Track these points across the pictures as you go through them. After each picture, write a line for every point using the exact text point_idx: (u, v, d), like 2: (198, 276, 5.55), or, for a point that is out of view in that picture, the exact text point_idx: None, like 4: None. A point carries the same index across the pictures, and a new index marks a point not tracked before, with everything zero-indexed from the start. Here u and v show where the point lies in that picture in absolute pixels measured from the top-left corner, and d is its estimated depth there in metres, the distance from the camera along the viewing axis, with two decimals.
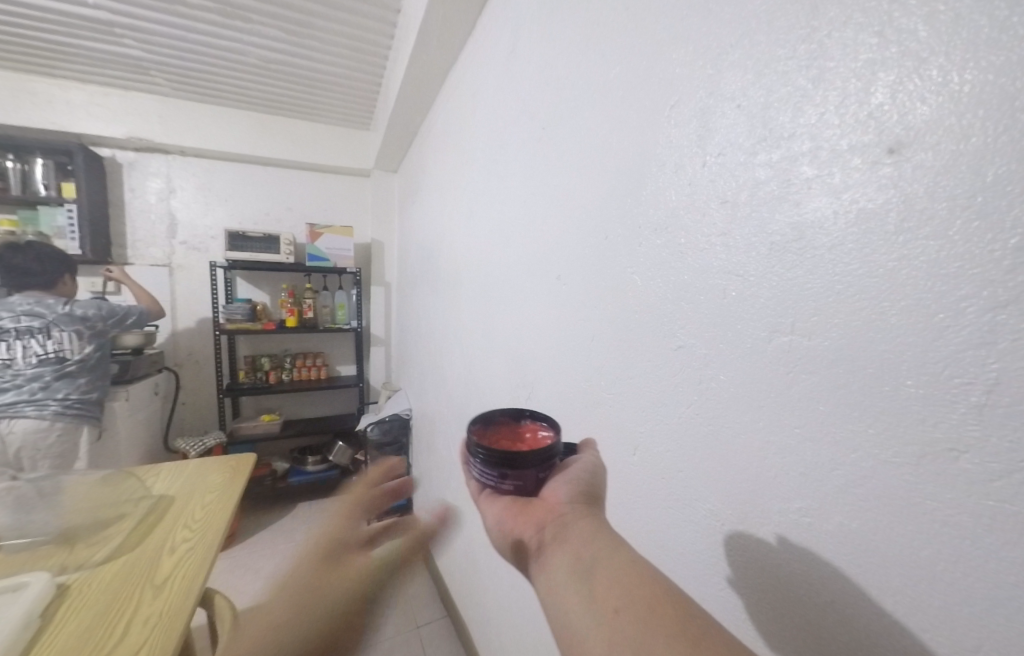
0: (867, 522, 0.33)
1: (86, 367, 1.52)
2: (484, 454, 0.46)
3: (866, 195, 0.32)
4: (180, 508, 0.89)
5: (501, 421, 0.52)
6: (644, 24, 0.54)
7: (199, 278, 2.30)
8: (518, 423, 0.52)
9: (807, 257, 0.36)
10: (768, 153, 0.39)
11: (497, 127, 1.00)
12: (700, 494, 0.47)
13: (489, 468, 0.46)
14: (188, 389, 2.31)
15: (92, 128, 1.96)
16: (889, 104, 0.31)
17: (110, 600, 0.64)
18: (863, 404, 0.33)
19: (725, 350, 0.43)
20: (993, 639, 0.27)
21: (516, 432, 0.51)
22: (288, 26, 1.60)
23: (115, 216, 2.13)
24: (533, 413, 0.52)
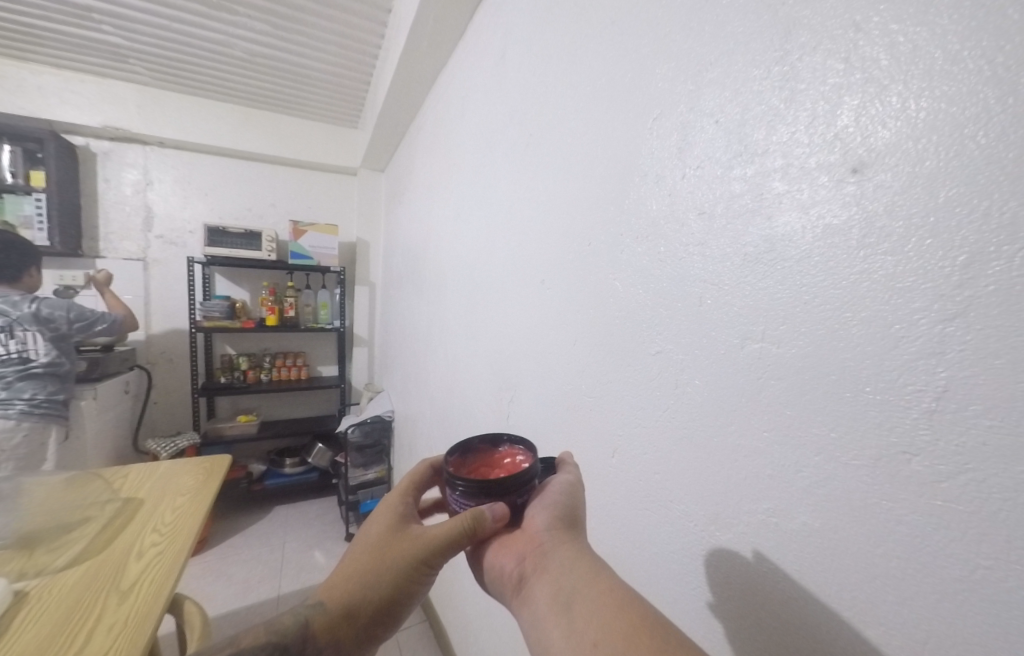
0: (827, 521, 0.34)
1: (53, 371, 1.46)
2: (462, 485, 0.46)
3: (831, 210, 0.34)
4: (149, 511, 0.86)
5: (479, 450, 0.52)
6: (629, 37, 0.55)
7: (175, 274, 2.24)
8: (495, 450, 0.53)
9: (776, 267, 0.38)
10: (743, 168, 0.41)
11: (485, 131, 1.02)
12: (674, 495, 0.48)
13: (467, 499, 0.46)
14: (160, 387, 2.24)
15: (65, 116, 1.89)
16: (853, 126, 0.33)
17: (71, 608, 0.62)
18: (828, 414, 0.35)
19: (700, 357, 0.45)
20: (935, 631, 0.29)
21: (493, 461, 0.51)
22: (275, 21, 1.58)
23: (87, 207, 2.06)
24: (510, 439, 0.52)
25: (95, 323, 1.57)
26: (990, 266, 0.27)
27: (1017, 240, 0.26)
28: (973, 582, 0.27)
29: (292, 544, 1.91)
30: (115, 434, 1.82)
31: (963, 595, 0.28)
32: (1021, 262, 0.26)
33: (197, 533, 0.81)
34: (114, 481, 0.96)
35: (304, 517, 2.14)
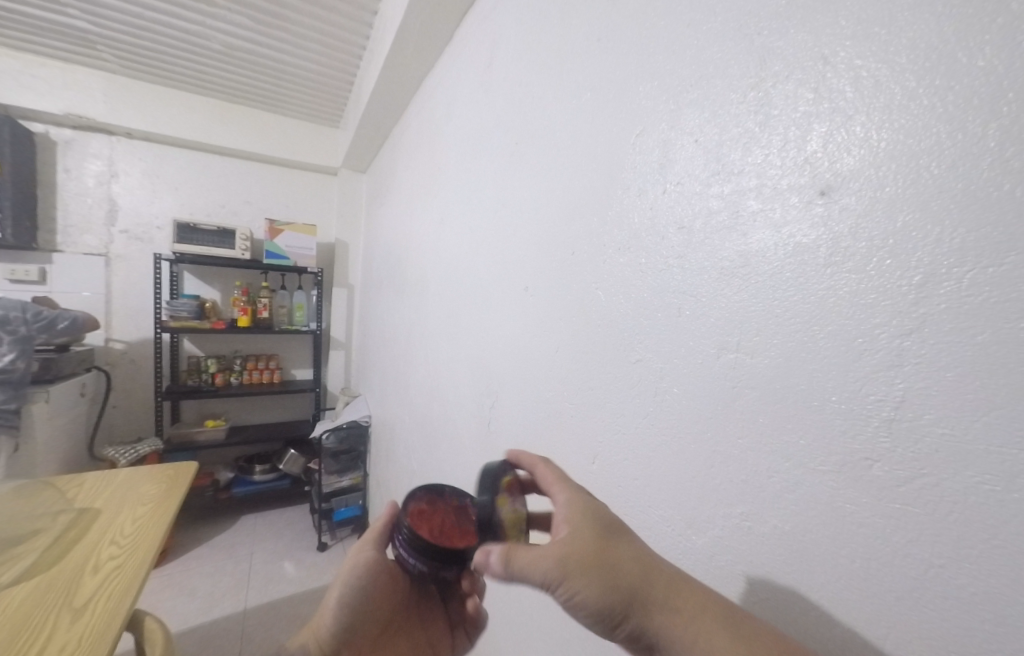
0: (797, 525, 0.36)
1: (4, 379, 1.36)
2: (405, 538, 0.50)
3: (801, 230, 0.37)
4: (107, 522, 0.82)
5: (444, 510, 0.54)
6: (615, 52, 0.57)
7: (140, 271, 2.15)
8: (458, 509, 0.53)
9: (751, 281, 0.40)
10: (720, 186, 0.43)
11: (470, 138, 1.02)
12: (651, 501, 0.49)
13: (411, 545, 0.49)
14: (120, 389, 2.14)
15: (24, 101, 1.80)
16: (821, 151, 0.36)
17: (17, 628, 0.58)
18: (797, 421, 0.36)
19: (678, 364, 0.46)
20: (892, 623, 0.31)
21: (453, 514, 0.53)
22: (256, 16, 1.55)
23: (45, 198, 1.95)
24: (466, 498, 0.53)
25: (56, 323, 1.52)
26: (942, 287, 0.29)
27: (965, 264, 0.28)
28: (925, 579, 0.29)
29: (260, 554, 1.85)
30: (69, 438, 1.72)
31: (917, 591, 0.30)
32: (969, 284, 0.28)
33: (159, 544, 0.78)
34: (67, 489, 0.91)
35: (273, 526, 2.07)
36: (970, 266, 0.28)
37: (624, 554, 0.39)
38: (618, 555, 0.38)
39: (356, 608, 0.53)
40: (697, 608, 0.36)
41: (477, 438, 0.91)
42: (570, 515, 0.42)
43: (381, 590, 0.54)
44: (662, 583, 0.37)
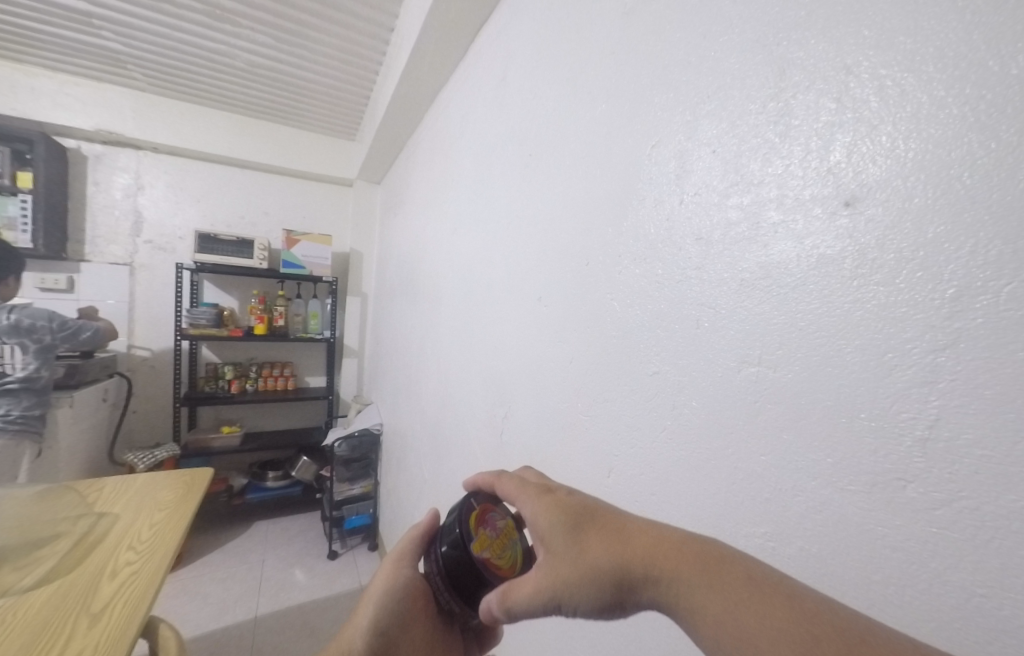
0: (825, 547, 0.35)
1: (27, 387, 1.41)
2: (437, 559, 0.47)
3: (825, 241, 0.36)
4: (125, 527, 0.83)
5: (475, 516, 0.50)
6: (629, 64, 0.57)
7: (162, 280, 2.21)
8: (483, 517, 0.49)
9: (772, 293, 0.39)
10: (739, 197, 0.42)
11: (484, 148, 1.04)
12: (669, 517, 0.48)
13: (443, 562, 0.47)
14: (140, 395, 2.19)
15: (58, 118, 1.89)
16: (845, 162, 0.35)
17: (36, 632, 0.59)
18: (823, 438, 0.35)
19: (698, 376, 0.46)
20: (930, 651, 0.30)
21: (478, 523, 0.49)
22: (276, 34, 1.60)
23: (75, 210, 2.03)
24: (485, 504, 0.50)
25: (79, 334, 1.57)
26: (977, 300, 0.28)
27: (1002, 277, 0.27)
28: (964, 606, 0.28)
29: (272, 561, 1.85)
30: (90, 443, 1.76)
31: (956, 616, 0.28)
32: (1007, 297, 0.27)
33: (174, 550, 0.79)
34: (88, 494, 0.93)
35: (286, 534, 2.08)
36: (1007, 279, 0.27)
37: (597, 547, 0.39)
38: (591, 549, 0.39)
39: (392, 632, 0.48)
40: (681, 563, 0.35)
41: (490, 448, 0.90)
42: (539, 531, 0.43)
43: (420, 615, 0.49)
44: (639, 556, 0.37)
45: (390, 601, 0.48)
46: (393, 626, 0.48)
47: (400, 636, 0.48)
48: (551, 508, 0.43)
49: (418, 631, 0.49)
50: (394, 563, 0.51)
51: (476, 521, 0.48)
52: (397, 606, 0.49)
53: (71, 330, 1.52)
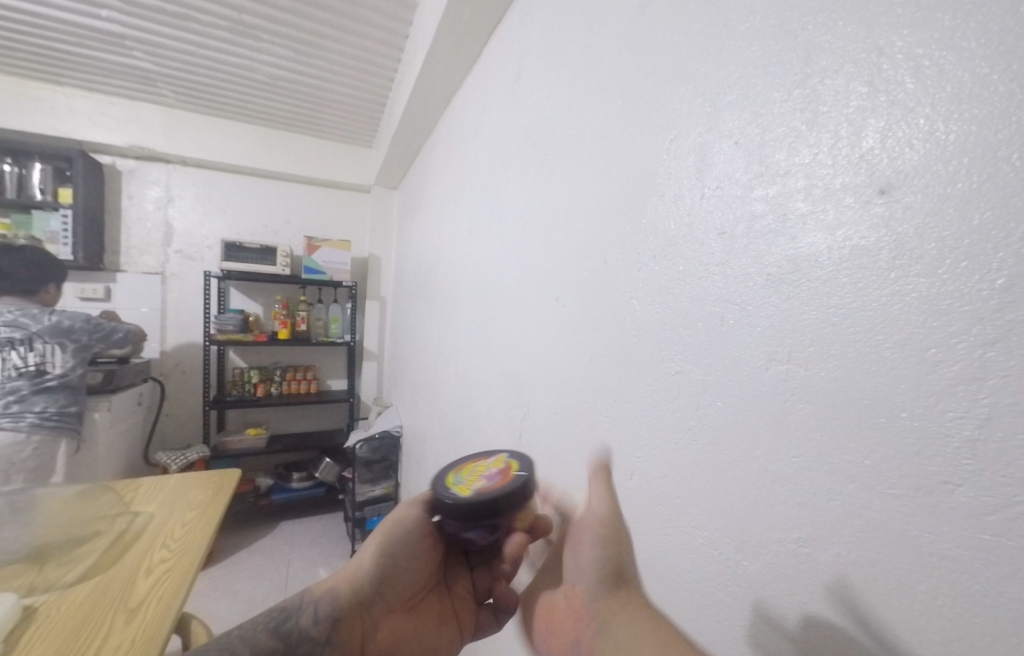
0: (866, 554, 0.33)
1: (65, 383, 1.48)
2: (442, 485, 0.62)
3: (858, 232, 0.34)
4: (159, 527, 0.86)
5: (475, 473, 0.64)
6: (645, 58, 0.56)
7: (191, 288, 2.29)
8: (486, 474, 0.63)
9: (802, 288, 0.37)
10: (763, 188, 0.41)
11: (499, 149, 1.03)
12: (695, 521, 0.47)
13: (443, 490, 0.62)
14: (171, 399, 2.27)
15: (94, 135, 1.97)
16: (879, 147, 0.33)
17: (78, 626, 0.61)
18: (862, 438, 0.33)
19: (723, 376, 0.44)
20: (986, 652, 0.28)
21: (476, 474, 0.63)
22: (296, 47, 1.64)
23: (112, 223, 2.13)
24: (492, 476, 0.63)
25: (112, 336, 1.61)
26: None
27: None
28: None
29: (298, 560, 1.89)
30: (126, 446, 1.83)
31: (1012, 610, 0.27)
32: None
33: (205, 548, 0.81)
34: (125, 493, 0.97)
35: (310, 533, 2.12)
36: None
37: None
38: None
39: (394, 562, 0.59)
40: None
41: (509, 450, 0.90)
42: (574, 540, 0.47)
43: (418, 556, 0.61)
44: None
45: (401, 537, 0.60)
46: (397, 557, 0.60)
47: (400, 567, 0.60)
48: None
49: (412, 565, 0.60)
50: (408, 505, 0.64)
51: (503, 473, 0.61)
52: (406, 540, 0.61)
53: (107, 331, 1.59)
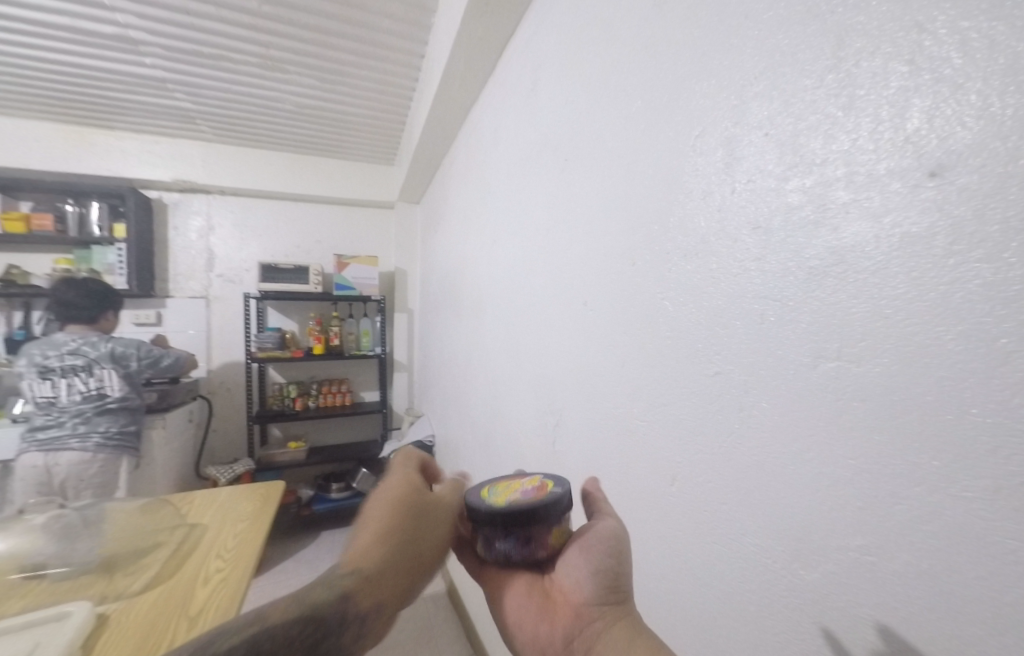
0: (940, 562, 0.31)
1: (124, 405, 1.59)
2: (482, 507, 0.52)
3: (908, 218, 0.32)
4: (213, 538, 0.90)
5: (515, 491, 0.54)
6: (664, 56, 0.56)
7: (233, 310, 2.42)
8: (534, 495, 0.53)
9: (848, 280, 0.36)
10: (800, 179, 0.39)
11: (518, 157, 1.04)
12: (745, 528, 0.45)
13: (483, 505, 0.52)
14: (219, 415, 2.39)
15: (143, 173, 2.12)
16: (926, 128, 0.31)
17: (145, 634, 0.65)
18: (926, 436, 0.31)
19: (767, 376, 0.42)
20: None
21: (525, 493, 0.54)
22: (320, 75, 1.72)
23: (160, 253, 2.28)
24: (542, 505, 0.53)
25: (162, 360, 1.68)
26: None
27: None
28: None
29: None
30: (180, 462, 1.94)
31: None
32: None
33: (256, 559, 0.85)
34: (181, 507, 1.02)
35: None
36: None
37: (563, 612, 0.48)
38: (557, 611, 0.48)
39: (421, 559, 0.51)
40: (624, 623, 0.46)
41: (543, 457, 0.89)
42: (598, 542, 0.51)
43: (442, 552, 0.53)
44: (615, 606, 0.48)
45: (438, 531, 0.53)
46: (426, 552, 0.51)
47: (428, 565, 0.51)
48: (589, 558, 0.50)
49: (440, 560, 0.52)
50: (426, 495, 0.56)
51: (541, 486, 0.54)
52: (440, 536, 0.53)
53: (156, 355, 1.65)
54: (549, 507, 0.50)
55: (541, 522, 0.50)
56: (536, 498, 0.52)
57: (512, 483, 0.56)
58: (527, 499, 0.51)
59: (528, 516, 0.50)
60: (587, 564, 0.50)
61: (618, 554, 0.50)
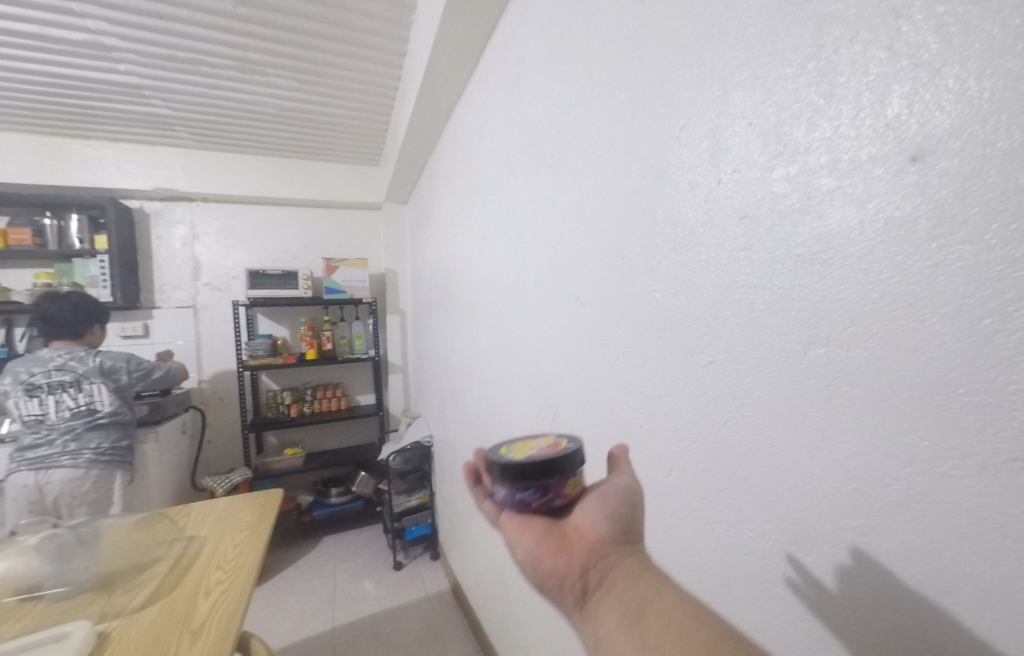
0: (933, 540, 0.31)
1: (115, 420, 1.57)
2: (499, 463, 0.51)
3: (891, 203, 0.32)
4: (212, 550, 0.89)
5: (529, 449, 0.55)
6: (646, 49, 0.55)
7: (222, 318, 2.38)
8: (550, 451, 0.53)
9: (834, 266, 0.36)
10: (784, 167, 0.40)
11: (505, 154, 1.04)
12: (743, 515, 0.46)
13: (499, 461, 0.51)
14: (212, 425, 2.36)
15: (121, 182, 2.08)
16: (906, 113, 0.32)
17: (148, 649, 0.64)
18: (915, 417, 0.32)
19: (759, 365, 0.43)
20: None
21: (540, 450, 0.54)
22: (300, 77, 1.69)
23: (145, 264, 2.24)
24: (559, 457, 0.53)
25: (152, 373, 1.67)
26: None
27: None
28: None
29: (343, 574, 1.93)
30: (175, 474, 1.92)
31: None
32: None
33: (257, 568, 0.84)
34: (179, 520, 1.01)
35: (352, 546, 2.17)
36: None
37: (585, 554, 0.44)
38: (572, 546, 0.45)
39: None
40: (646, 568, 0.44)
41: None
42: (617, 488, 0.48)
43: None
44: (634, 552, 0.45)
45: None
46: None
47: None
48: (605, 501, 0.48)
49: None
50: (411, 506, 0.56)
51: (555, 445, 0.55)
52: None
53: (147, 368, 1.65)
54: (565, 461, 0.51)
55: (558, 473, 0.50)
56: (553, 452, 0.52)
57: (528, 444, 0.58)
58: (544, 454, 0.52)
59: (546, 467, 0.50)
60: (605, 510, 0.47)
61: (632, 501, 0.48)
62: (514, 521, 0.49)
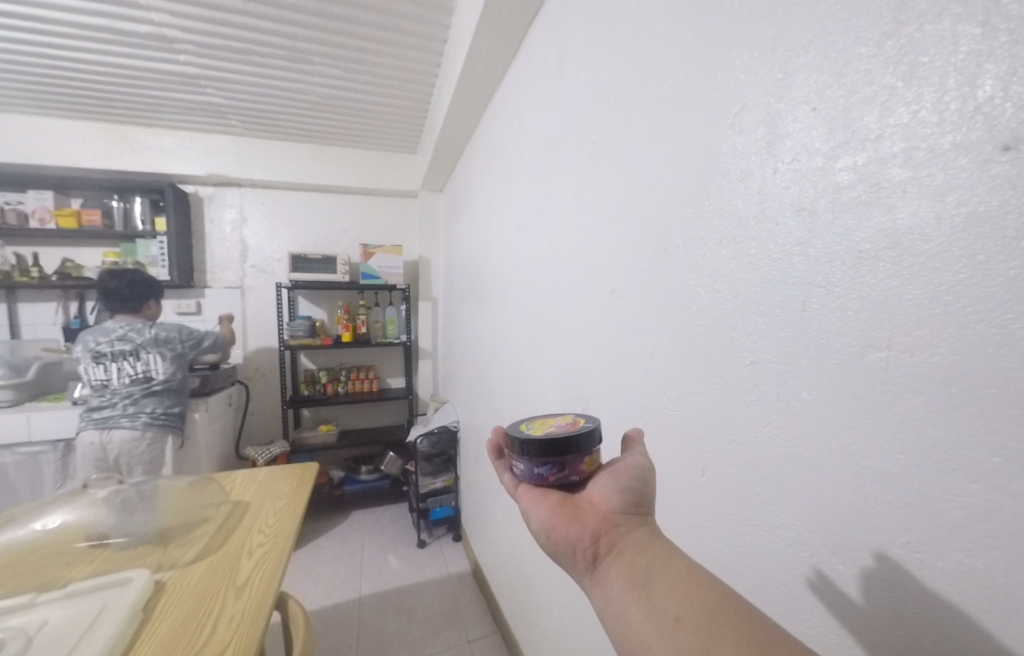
0: (1000, 562, 0.29)
1: (169, 387, 1.68)
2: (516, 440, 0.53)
3: (975, 196, 0.30)
4: (254, 514, 0.95)
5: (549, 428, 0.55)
6: (701, 29, 0.53)
7: (266, 299, 2.50)
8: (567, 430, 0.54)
9: (903, 264, 0.33)
10: (851, 156, 0.37)
11: (543, 142, 1.02)
12: (779, 522, 0.44)
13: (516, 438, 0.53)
14: (255, 400, 2.50)
15: (179, 168, 2.20)
16: (1000, 97, 0.29)
17: (197, 598, 0.70)
18: (987, 429, 0.30)
19: (808, 367, 0.41)
20: None
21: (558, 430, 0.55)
22: (344, 65, 1.72)
23: (198, 245, 2.38)
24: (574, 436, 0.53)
25: (202, 341, 1.78)
26: None
27: None
28: None
29: (371, 547, 2.02)
30: (222, 443, 2.05)
31: None
32: None
33: (295, 535, 0.89)
34: (225, 484, 1.08)
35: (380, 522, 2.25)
36: None
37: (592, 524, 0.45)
38: (585, 516, 0.46)
39: None
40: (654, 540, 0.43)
41: None
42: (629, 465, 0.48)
43: None
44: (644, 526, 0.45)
45: None
46: None
47: None
48: (616, 477, 0.48)
49: None
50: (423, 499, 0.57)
51: (574, 423, 0.56)
52: None
53: (196, 336, 1.75)
54: (581, 439, 0.51)
55: (573, 451, 0.51)
56: (571, 430, 0.53)
57: (548, 420, 0.59)
58: (562, 432, 0.53)
59: (563, 444, 0.50)
60: (616, 484, 0.47)
61: (644, 476, 0.47)
62: (531, 494, 0.50)
